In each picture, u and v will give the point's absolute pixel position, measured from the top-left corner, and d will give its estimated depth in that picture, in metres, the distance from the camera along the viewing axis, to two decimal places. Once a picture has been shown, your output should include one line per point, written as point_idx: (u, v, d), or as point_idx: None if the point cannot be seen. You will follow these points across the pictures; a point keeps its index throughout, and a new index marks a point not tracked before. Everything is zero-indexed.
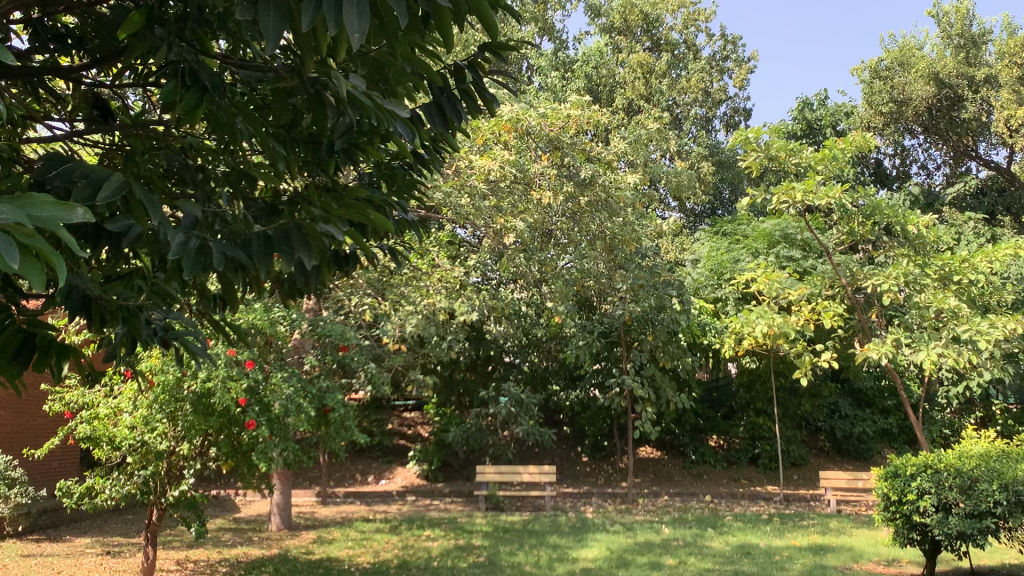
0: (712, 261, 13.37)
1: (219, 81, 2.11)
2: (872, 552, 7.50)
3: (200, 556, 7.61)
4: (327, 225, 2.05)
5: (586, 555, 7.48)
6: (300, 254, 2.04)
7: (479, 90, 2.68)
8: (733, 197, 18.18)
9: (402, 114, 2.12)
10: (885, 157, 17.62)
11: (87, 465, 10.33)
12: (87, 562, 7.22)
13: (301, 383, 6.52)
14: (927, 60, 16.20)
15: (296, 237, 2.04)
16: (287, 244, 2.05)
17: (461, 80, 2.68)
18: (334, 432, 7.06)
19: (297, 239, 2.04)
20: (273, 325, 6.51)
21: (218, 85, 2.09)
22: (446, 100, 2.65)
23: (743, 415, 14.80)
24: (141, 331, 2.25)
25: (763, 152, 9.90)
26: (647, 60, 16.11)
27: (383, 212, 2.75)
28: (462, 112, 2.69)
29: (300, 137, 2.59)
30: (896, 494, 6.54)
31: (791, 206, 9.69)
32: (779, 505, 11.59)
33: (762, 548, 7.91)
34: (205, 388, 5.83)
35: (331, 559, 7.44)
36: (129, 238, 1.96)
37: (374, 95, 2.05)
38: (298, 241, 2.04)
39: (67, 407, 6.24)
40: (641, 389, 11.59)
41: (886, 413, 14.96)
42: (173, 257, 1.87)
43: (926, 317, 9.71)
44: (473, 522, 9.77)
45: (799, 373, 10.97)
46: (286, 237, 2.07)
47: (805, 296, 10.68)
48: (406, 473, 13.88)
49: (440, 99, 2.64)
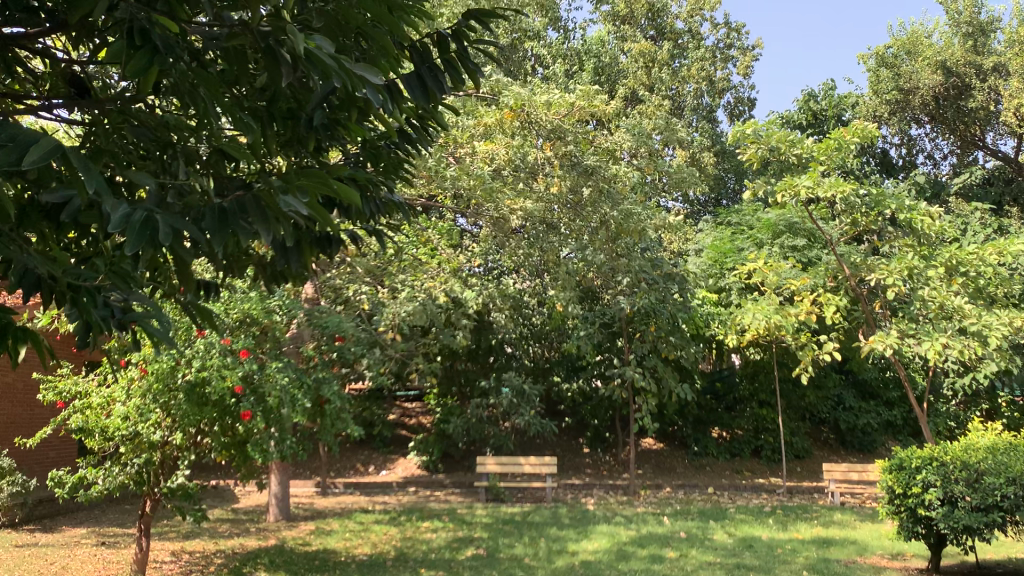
0: (716, 251, 13.24)
1: (174, 43, 2.01)
2: (876, 546, 7.40)
3: (196, 548, 7.53)
4: (287, 197, 1.93)
5: (586, 547, 7.39)
6: (259, 227, 1.92)
7: (463, 60, 2.60)
8: (738, 187, 18.03)
9: (372, 79, 2.04)
10: (891, 147, 17.47)
11: (83, 455, 10.26)
12: (81, 553, 7.14)
13: (297, 373, 6.32)
14: (935, 49, 16.02)
15: (254, 209, 1.92)
16: (244, 217, 1.94)
17: (444, 50, 2.60)
18: (331, 423, 6.88)
19: (255, 211, 1.93)
20: (269, 314, 6.41)
21: (169, 44, 1.99)
22: (427, 70, 2.56)
23: (746, 407, 14.70)
24: (95, 314, 2.10)
25: (767, 140, 9.77)
26: (649, 49, 15.96)
27: (367, 191, 2.68)
28: (444, 84, 2.59)
29: (278, 112, 2.52)
30: (900, 487, 6.42)
31: (795, 195, 9.56)
32: (782, 497, 11.49)
33: (765, 540, 7.80)
34: (200, 377, 5.75)
35: (327, 551, 7.35)
36: (71, 211, 1.84)
37: (341, 57, 1.97)
38: (257, 213, 1.93)
39: (60, 396, 6.17)
40: (643, 380, 11.50)
41: (891, 405, 14.85)
42: (117, 229, 1.74)
43: (931, 308, 9.61)
44: (473, 514, 9.69)
45: (803, 364, 10.85)
46: (244, 210, 1.94)
47: (809, 287, 10.56)
48: (406, 464, 13.81)
49: (421, 70, 2.55)
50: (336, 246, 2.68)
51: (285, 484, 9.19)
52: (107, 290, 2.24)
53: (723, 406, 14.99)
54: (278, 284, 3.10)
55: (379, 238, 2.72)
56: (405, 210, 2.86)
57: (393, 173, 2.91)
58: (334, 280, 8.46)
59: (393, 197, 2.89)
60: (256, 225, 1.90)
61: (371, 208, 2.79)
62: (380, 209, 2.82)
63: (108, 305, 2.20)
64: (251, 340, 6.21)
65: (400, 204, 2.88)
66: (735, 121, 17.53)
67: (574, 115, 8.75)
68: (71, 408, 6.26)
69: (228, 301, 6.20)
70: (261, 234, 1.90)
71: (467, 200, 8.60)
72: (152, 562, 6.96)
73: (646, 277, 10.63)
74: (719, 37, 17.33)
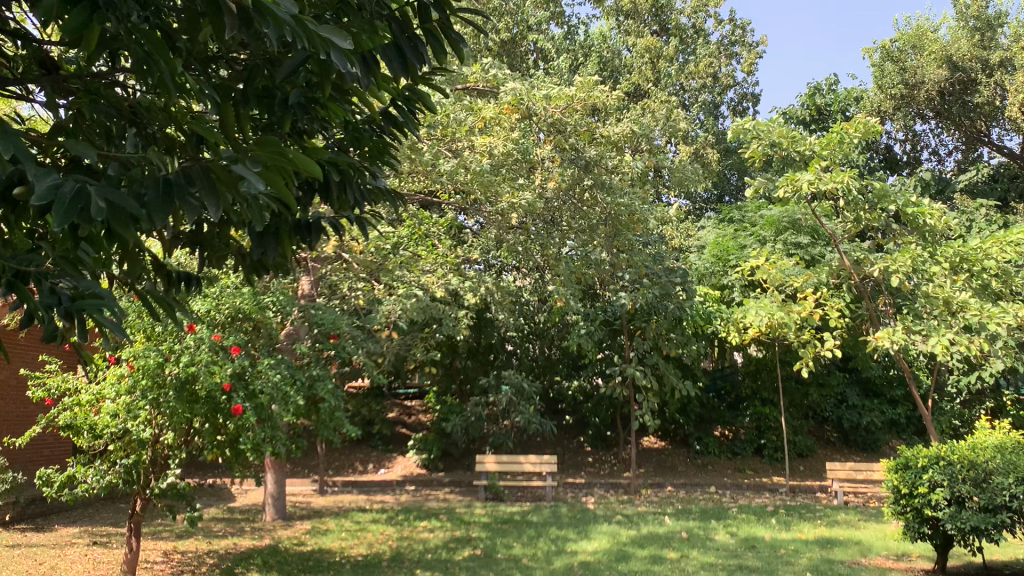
0: (718, 248, 13.10)
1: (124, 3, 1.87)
2: (880, 547, 7.26)
3: (189, 548, 7.42)
4: (239, 168, 1.83)
5: (586, 547, 7.26)
6: (205, 202, 1.80)
7: (445, 29, 2.52)
8: (741, 184, 17.87)
9: (339, 44, 1.92)
10: (895, 143, 17.32)
11: (76, 454, 10.13)
12: (71, 553, 7.01)
13: (290, 370, 6.22)
14: (940, 43, 15.88)
15: (203, 182, 1.81)
16: (192, 191, 1.83)
17: (425, 19, 2.52)
18: (326, 419, 6.68)
19: (203, 183, 1.82)
20: (262, 310, 6.28)
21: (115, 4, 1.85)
22: (406, 40, 2.43)
23: (749, 405, 14.56)
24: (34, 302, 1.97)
25: (769, 136, 9.66)
26: (654, 45, 15.81)
27: (350, 177, 2.54)
28: (423, 53, 2.46)
29: (255, 92, 2.43)
30: (906, 487, 6.29)
31: (799, 191, 9.43)
32: (785, 496, 11.36)
33: (768, 540, 7.67)
34: (189, 372, 5.65)
35: (322, 551, 7.22)
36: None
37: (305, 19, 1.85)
38: (206, 186, 1.82)
39: (49, 393, 6.05)
40: (645, 378, 11.37)
41: (895, 404, 14.72)
42: (45, 202, 1.61)
43: (937, 304, 9.48)
44: (472, 513, 9.58)
45: (806, 362, 10.71)
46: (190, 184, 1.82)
47: (812, 284, 10.43)
48: (405, 462, 13.69)
49: (399, 39, 2.42)
50: (317, 237, 2.55)
51: (281, 482, 9.07)
52: (54, 277, 2.10)
53: (725, 405, 14.86)
54: (257, 275, 2.99)
55: (364, 227, 2.59)
56: (391, 196, 2.73)
57: (381, 159, 2.78)
58: (329, 276, 8.33)
59: (379, 182, 2.76)
60: (204, 198, 1.80)
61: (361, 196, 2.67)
62: (369, 198, 2.70)
63: (54, 294, 2.06)
64: (243, 336, 6.10)
65: (385, 189, 2.76)
66: (739, 117, 17.38)
67: (574, 108, 8.60)
68: (60, 405, 6.14)
69: (219, 296, 6.08)
70: (209, 208, 1.79)
71: (465, 195, 8.47)
72: (143, 562, 6.85)
73: (648, 273, 10.51)
74: (723, 32, 17.19)
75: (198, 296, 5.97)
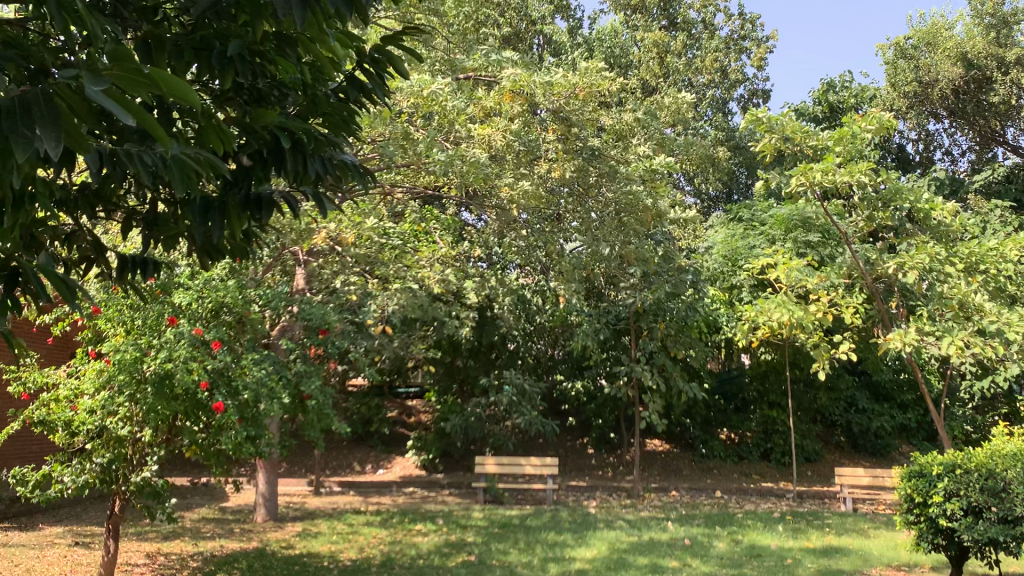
0: (725, 246, 12.81)
1: None
2: (889, 557, 6.95)
3: (173, 550, 7.17)
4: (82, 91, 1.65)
5: (585, 554, 6.97)
6: (42, 132, 1.63)
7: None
8: (750, 181, 17.58)
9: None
10: (908, 142, 17.02)
11: (50, 453, 9.77)
12: (50, 554, 6.78)
13: (275, 366, 5.94)
14: (955, 40, 15.55)
15: (43, 110, 1.64)
16: (31, 122, 1.65)
17: None
18: (315, 419, 6.38)
19: (44, 113, 1.64)
20: (247, 304, 6.01)
21: None
22: None
23: (755, 408, 14.26)
24: None
25: (778, 134, 9.41)
26: (662, 39, 15.48)
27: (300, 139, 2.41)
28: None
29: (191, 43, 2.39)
30: (920, 496, 6.01)
31: (809, 188, 9.16)
32: (792, 502, 11.07)
33: (773, 549, 7.39)
34: (166, 368, 5.36)
35: (309, 555, 6.96)
36: None
37: None
38: (46, 116, 1.65)
39: (25, 388, 5.82)
40: (650, 378, 11.08)
41: (905, 408, 14.41)
42: None
43: (949, 306, 9.21)
44: (469, 516, 9.31)
45: (816, 365, 10.42)
46: (30, 113, 1.65)
47: (822, 284, 10.14)
48: (404, 462, 13.46)
49: None
50: (269, 208, 2.39)
51: (273, 483, 8.84)
52: None
53: (732, 407, 14.58)
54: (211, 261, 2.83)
55: (330, 205, 2.45)
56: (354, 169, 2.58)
57: (347, 129, 2.74)
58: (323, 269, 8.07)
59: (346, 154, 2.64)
60: (44, 129, 1.62)
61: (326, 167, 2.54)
62: (335, 168, 2.56)
63: None
64: (225, 332, 5.80)
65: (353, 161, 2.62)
66: (748, 113, 17.08)
67: (579, 97, 8.30)
68: (37, 400, 5.91)
69: (200, 290, 5.77)
70: (47, 140, 1.62)
71: (465, 187, 8.18)
72: (123, 564, 6.61)
73: (655, 272, 10.21)
74: (733, 27, 16.84)
75: (179, 289, 5.69)
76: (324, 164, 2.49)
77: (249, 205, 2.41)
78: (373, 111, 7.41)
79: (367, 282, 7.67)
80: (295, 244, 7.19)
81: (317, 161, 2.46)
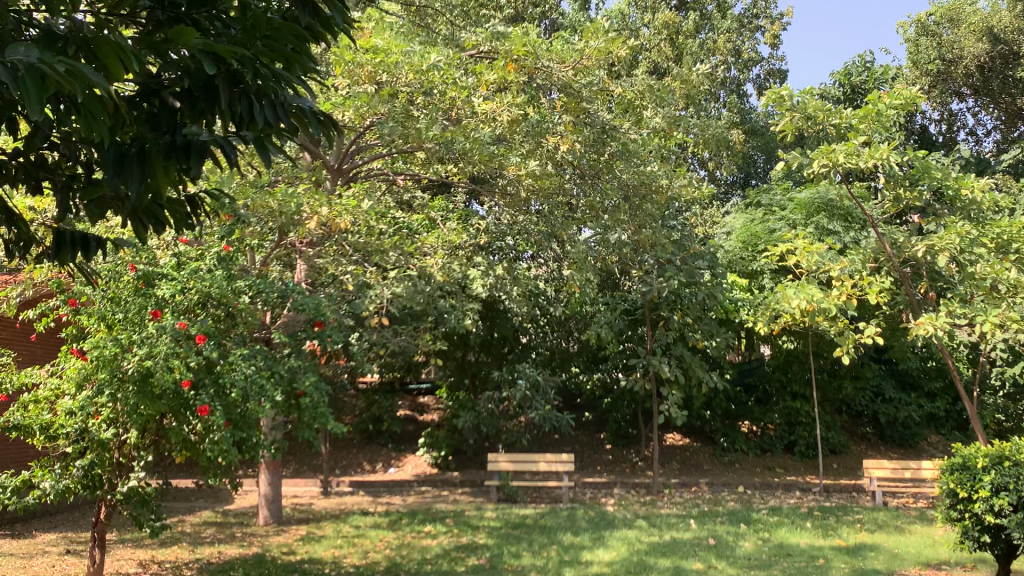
0: (744, 232, 12.32)
1: None
2: (929, 555, 6.50)
3: (168, 557, 6.82)
4: None
5: (604, 557, 6.53)
6: None
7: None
8: (768, 165, 17.11)
9: None
10: (931, 123, 16.50)
11: (37, 456, 9.44)
12: (38, 564, 6.43)
13: (267, 362, 5.51)
14: (980, 15, 14.95)
15: None
16: None
17: None
18: (310, 418, 5.92)
19: None
20: (236, 295, 5.59)
21: None
22: None
23: (778, 399, 13.81)
24: None
25: (799, 114, 8.94)
26: (673, 19, 14.97)
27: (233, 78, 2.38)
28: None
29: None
30: (965, 490, 5.56)
31: (832, 169, 8.71)
32: (819, 496, 10.63)
33: (803, 548, 6.93)
34: (147, 365, 4.96)
35: (310, 561, 6.57)
36: None
37: None
38: None
39: (3, 388, 5.47)
40: (668, 370, 10.61)
41: (932, 397, 13.95)
42: None
43: (982, 288, 8.72)
44: (480, 516, 8.91)
45: (842, 352, 9.94)
46: None
47: (848, 269, 9.64)
48: (416, 460, 13.10)
49: None
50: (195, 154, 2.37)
51: (276, 484, 8.46)
52: None
53: (753, 399, 14.14)
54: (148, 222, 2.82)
55: (272, 151, 2.47)
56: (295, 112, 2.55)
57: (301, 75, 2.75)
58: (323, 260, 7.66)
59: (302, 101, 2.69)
60: None
61: (276, 117, 2.57)
62: (288, 118, 2.61)
63: None
64: (213, 326, 5.40)
65: (308, 109, 2.68)
66: (764, 95, 16.60)
67: (587, 68, 7.85)
68: (16, 402, 5.56)
69: (184, 282, 5.39)
70: None
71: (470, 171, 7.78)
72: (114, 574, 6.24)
73: (672, 259, 9.75)
74: (747, 5, 16.32)
75: (163, 280, 5.32)
76: (274, 113, 2.54)
77: (178, 153, 2.42)
78: (371, 91, 6.99)
79: (366, 272, 7.27)
80: (290, 233, 6.80)
81: (264, 108, 2.49)
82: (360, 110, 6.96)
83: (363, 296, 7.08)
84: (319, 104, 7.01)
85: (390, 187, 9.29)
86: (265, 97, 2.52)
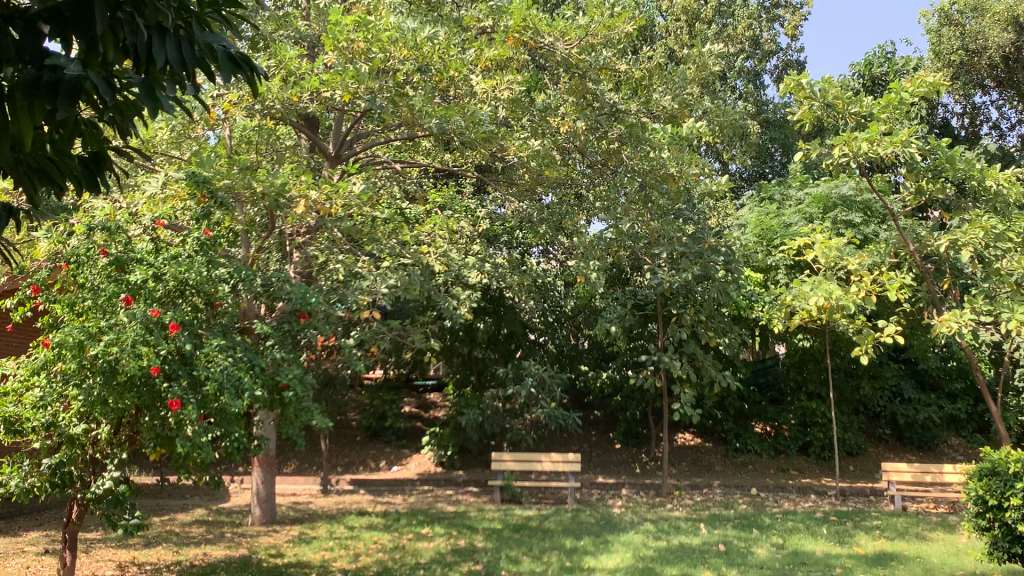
0: (759, 225, 11.89)
1: None
2: (953, 565, 6.14)
3: (151, 559, 6.49)
4: None
5: (607, 564, 6.17)
6: None
7: None
8: (785, 159, 16.76)
9: None
10: (952, 116, 16.09)
11: None
12: (13, 565, 6.12)
13: (246, 355, 5.17)
14: (1005, 3, 14.50)
15: None
16: None
17: None
18: (293, 414, 5.58)
19: None
20: (215, 283, 5.25)
21: None
22: None
23: (793, 400, 13.40)
24: None
25: (819, 101, 8.49)
26: (690, 6, 14.62)
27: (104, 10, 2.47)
28: None
29: None
30: (994, 497, 5.19)
31: (852, 160, 8.26)
32: (835, 501, 10.23)
33: (819, 556, 6.54)
34: (113, 355, 4.63)
35: (298, 565, 6.23)
36: None
37: None
38: None
39: None
40: (680, 369, 10.18)
41: (953, 398, 13.55)
42: None
43: (1008, 284, 8.30)
44: (481, 517, 8.57)
45: (860, 350, 9.52)
46: None
47: (868, 265, 9.21)
48: (420, 459, 12.77)
49: None
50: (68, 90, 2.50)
51: (269, 483, 8.12)
52: None
53: (767, 399, 13.76)
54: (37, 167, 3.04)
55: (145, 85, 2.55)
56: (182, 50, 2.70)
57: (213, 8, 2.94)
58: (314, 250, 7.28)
59: (213, 44, 2.87)
60: None
61: (179, 57, 2.74)
62: (188, 61, 2.77)
63: None
64: (188, 315, 5.11)
65: (218, 51, 2.87)
66: (783, 85, 16.22)
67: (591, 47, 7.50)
68: None
69: (160, 268, 5.09)
70: None
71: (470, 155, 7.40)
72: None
73: (684, 251, 9.35)
74: None
75: (137, 266, 5.03)
76: (178, 50, 2.73)
77: (46, 93, 2.52)
78: (364, 68, 6.61)
79: (360, 261, 6.92)
80: (279, 219, 6.48)
81: (162, 48, 2.67)
82: (351, 88, 6.61)
83: (354, 286, 6.73)
84: (309, 82, 6.66)
85: (391, 174, 8.97)
86: (166, 34, 2.70)
